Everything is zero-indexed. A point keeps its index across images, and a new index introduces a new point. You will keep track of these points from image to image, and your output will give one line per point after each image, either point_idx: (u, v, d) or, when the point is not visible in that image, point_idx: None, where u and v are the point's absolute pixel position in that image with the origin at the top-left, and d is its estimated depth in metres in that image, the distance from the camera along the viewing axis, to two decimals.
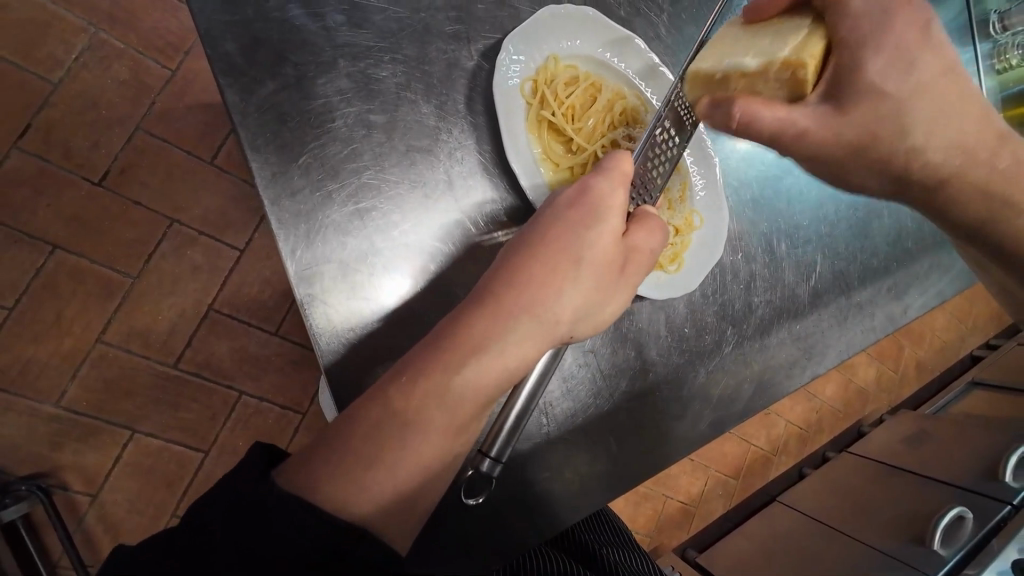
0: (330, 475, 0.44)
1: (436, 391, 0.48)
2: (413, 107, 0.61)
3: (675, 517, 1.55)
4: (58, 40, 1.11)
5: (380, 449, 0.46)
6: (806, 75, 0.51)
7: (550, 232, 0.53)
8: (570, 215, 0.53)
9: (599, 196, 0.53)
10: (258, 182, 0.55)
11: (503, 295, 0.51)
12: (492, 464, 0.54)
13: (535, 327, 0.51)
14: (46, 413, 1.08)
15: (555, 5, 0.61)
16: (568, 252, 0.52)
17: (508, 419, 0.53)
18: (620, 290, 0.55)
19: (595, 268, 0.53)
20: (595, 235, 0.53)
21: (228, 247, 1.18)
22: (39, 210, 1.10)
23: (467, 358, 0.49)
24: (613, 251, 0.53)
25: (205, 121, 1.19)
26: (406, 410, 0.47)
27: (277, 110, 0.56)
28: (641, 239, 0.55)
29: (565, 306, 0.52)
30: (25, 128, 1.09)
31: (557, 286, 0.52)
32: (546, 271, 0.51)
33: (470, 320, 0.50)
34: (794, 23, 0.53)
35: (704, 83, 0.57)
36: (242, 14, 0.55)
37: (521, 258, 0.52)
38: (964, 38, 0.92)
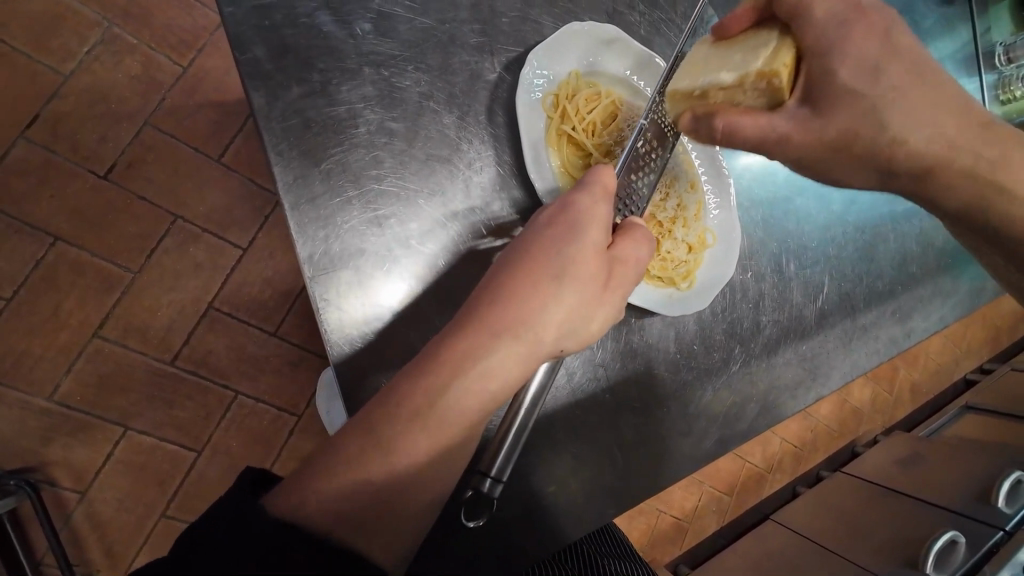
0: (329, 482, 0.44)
1: (431, 395, 0.47)
2: (435, 116, 0.61)
3: (668, 532, 1.55)
4: (71, 33, 1.11)
5: (371, 455, 0.46)
6: (782, 83, 0.51)
7: (530, 252, 0.53)
8: (549, 233, 0.53)
9: (581, 214, 0.53)
10: (280, 186, 0.55)
11: (485, 316, 0.50)
12: (494, 483, 0.53)
13: (521, 342, 0.50)
14: (39, 407, 1.07)
15: (579, 23, 0.62)
16: (548, 269, 0.52)
17: (515, 421, 0.54)
18: (606, 302, 0.54)
19: (579, 283, 0.52)
20: (575, 251, 0.52)
21: (231, 245, 1.18)
22: (43, 201, 1.09)
23: (460, 364, 0.49)
24: (597, 266, 0.53)
25: (214, 119, 1.18)
26: (403, 412, 0.47)
27: (301, 115, 0.56)
28: (626, 251, 0.55)
29: (548, 323, 0.51)
30: (33, 119, 1.09)
31: (540, 303, 0.51)
32: (526, 290, 0.51)
33: (452, 339, 0.49)
34: (762, 35, 0.54)
35: (683, 100, 0.57)
36: (271, 19, 0.55)
37: (502, 279, 0.52)
38: (969, 68, 0.94)
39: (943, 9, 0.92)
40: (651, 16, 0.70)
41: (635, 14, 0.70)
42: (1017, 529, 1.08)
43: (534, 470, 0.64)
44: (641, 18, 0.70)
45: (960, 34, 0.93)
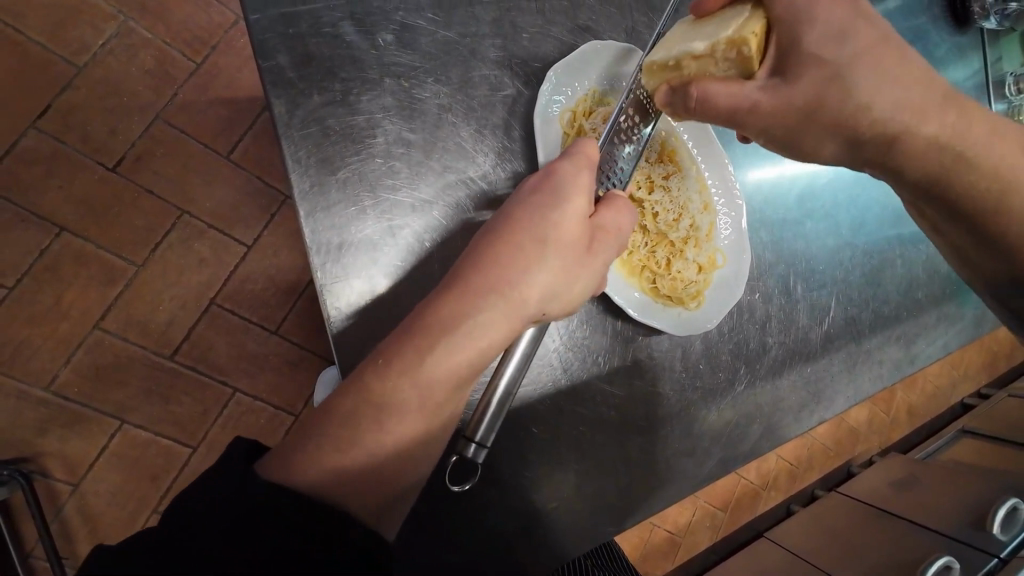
0: (315, 457, 0.44)
1: (413, 371, 0.47)
2: (452, 129, 0.61)
3: (661, 546, 1.57)
4: (87, 25, 1.11)
5: (352, 429, 0.46)
6: (751, 53, 0.50)
7: (514, 216, 0.53)
8: (533, 200, 0.53)
9: (563, 178, 0.53)
10: (296, 194, 0.55)
11: (470, 279, 0.50)
12: (477, 448, 0.54)
13: (504, 304, 0.50)
14: (36, 396, 1.07)
15: (594, 44, 0.62)
16: (531, 233, 0.52)
17: (498, 389, 0.53)
18: (590, 269, 0.55)
19: (561, 247, 0.53)
20: (559, 215, 0.53)
21: (236, 243, 1.18)
22: (50, 190, 1.09)
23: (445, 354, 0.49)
24: (580, 229, 0.53)
25: (226, 116, 1.19)
26: (388, 384, 0.47)
27: (322, 124, 0.56)
28: (610, 218, 0.56)
29: (531, 285, 0.51)
30: (44, 109, 1.09)
31: (525, 264, 0.52)
32: (510, 251, 0.51)
33: (438, 302, 0.50)
34: (735, 8, 0.53)
35: (659, 73, 0.56)
36: (296, 27, 0.55)
37: (489, 242, 0.53)
38: (978, 97, 0.95)
39: (955, 37, 0.93)
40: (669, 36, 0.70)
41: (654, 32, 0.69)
42: (1011, 557, 1.09)
43: (535, 487, 0.64)
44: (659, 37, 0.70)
45: (970, 63, 0.94)
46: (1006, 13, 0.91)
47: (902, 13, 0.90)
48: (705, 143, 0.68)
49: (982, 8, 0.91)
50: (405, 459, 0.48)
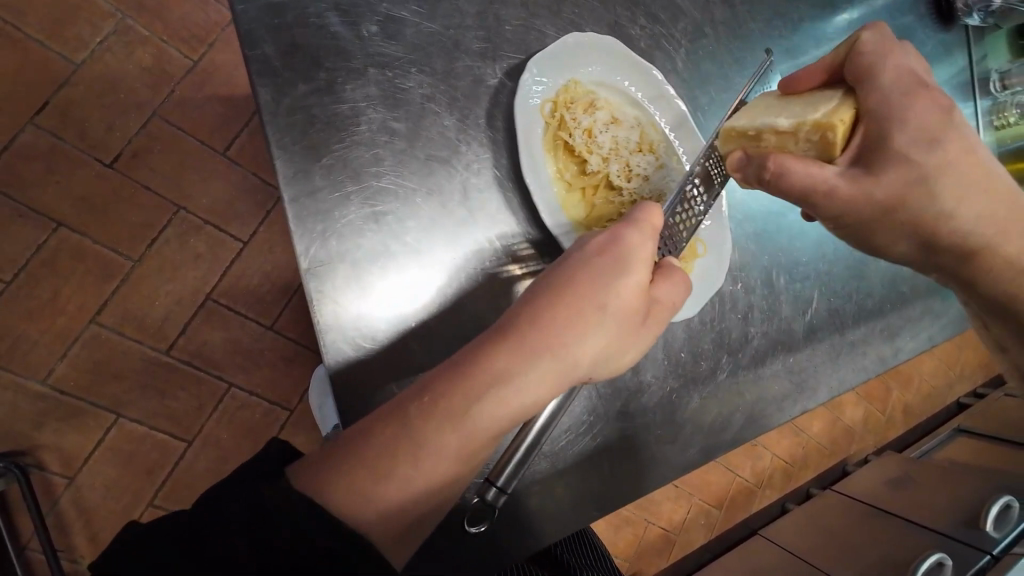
0: (350, 482, 0.42)
1: (465, 412, 0.45)
2: (436, 118, 0.62)
3: (655, 543, 1.59)
4: (86, 22, 1.13)
5: (390, 461, 0.43)
6: (835, 138, 0.54)
7: (578, 276, 0.51)
8: (597, 263, 0.51)
9: (629, 248, 0.52)
10: (282, 180, 0.56)
11: (530, 334, 0.48)
12: (497, 493, 0.56)
13: (558, 363, 0.49)
14: (33, 390, 1.08)
15: (578, 33, 0.63)
16: (592, 299, 0.50)
17: (524, 442, 0.54)
18: (640, 337, 0.54)
19: (618, 316, 0.51)
20: (622, 285, 0.51)
21: (232, 238, 1.19)
22: (49, 186, 1.10)
23: (492, 389, 0.46)
24: (638, 303, 0.52)
25: (222, 113, 1.20)
26: (432, 427, 0.44)
27: (306, 111, 0.57)
28: (663, 292, 0.55)
29: (585, 350, 0.50)
30: (42, 106, 1.10)
31: (579, 328, 0.50)
32: (571, 314, 0.50)
33: (496, 347, 0.48)
34: (824, 93, 0.57)
35: (737, 138, 0.60)
36: (282, 17, 0.57)
37: (547, 297, 0.50)
38: (965, 94, 0.96)
39: (940, 35, 0.95)
40: (652, 30, 0.72)
41: (637, 27, 0.71)
42: (1003, 553, 1.11)
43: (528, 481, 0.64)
44: (641, 31, 0.71)
45: (955, 62, 0.96)
46: (990, 10, 0.92)
47: (889, 11, 0.91)
48: (683, 133, 0.69)
49: (966, 5, 0.93)
50: (433, 499, 0.45)
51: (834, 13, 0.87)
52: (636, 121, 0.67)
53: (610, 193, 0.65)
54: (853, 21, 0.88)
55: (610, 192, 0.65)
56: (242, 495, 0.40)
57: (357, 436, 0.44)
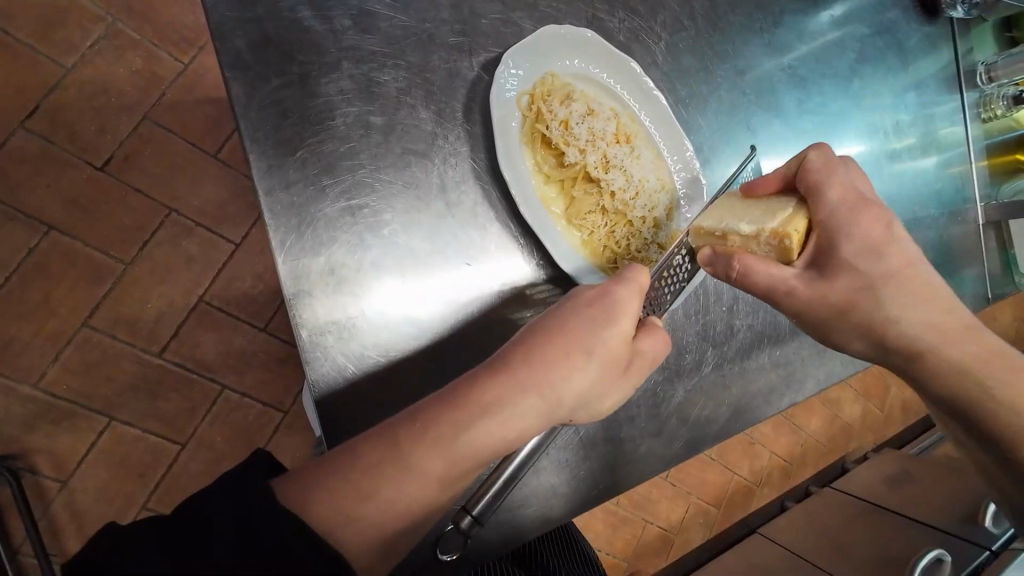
0: (340, 497, 0.41)
1: (454, 435, 0.45)
2: (412, 111, 0.62)
3: (653, 543, 1.58)
4: (74, 25, 1.13)
5: (375, 482, 0.42)
6: (791, 244, 0.56)
7: (565, 322, 0.52)
8: (584, 311, 0.52)
9: (617, 300, 0.53)
10: (255, 173, 0.56)
11: (519, 370, 0.49)
12: (472, 522, 0.58)
13: (542, 403, 0.49)
14: (24, 393, 1.08)
15: (554, 25, 0.63)
16: (578, 343, 0.51)
17: (502, 475, 0.57)
18: (621, 386, 0.54)
19: (601, 364, 0.52)
20: (607, 334, 0.52)
21: (223, 239, 1.19)
22: (40, 189, 1.11)
23: (489, 413, 0.47)
24: (621, 355, 0.52)
25: (213, 114, 1.20)
26: (422, 445, 0.44)
27: (279, 105, 0.57)
28: (646, 345, 0.55)
29: (569, 390, 0.50)
30: (32, 109, 1.10)
31: (565, 372, 0.50)
32: (557, 356, 0.50)
33: (485, 383, 0.48)
34: (778, 201, 0.59)
35: (704, 237, 0.60)
36: (254, 11, 0.57)
37: (535, 337, 0.51)
38: (951, 88, 0.97)
39: (924, 28, 0.95)
40: (630, 24, 0.72)
41: (615, 20, 0.71)
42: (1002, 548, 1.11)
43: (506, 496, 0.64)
44: (620, 25, 0.71)
45: (940, 55, 0.96)
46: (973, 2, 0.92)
47: (873, 5, 0.91)
48: (661, 122, 0.69)
49: None
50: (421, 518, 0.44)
51: (818, 7, 0.87)
52: (615, 113, 0.67)
53: (588, 186, 0.66)
54: (837, 16, 0.89)
55: (588, 184, 0.66)
56: (235, 487, 0.39)
57: (349, 450, 0.44)
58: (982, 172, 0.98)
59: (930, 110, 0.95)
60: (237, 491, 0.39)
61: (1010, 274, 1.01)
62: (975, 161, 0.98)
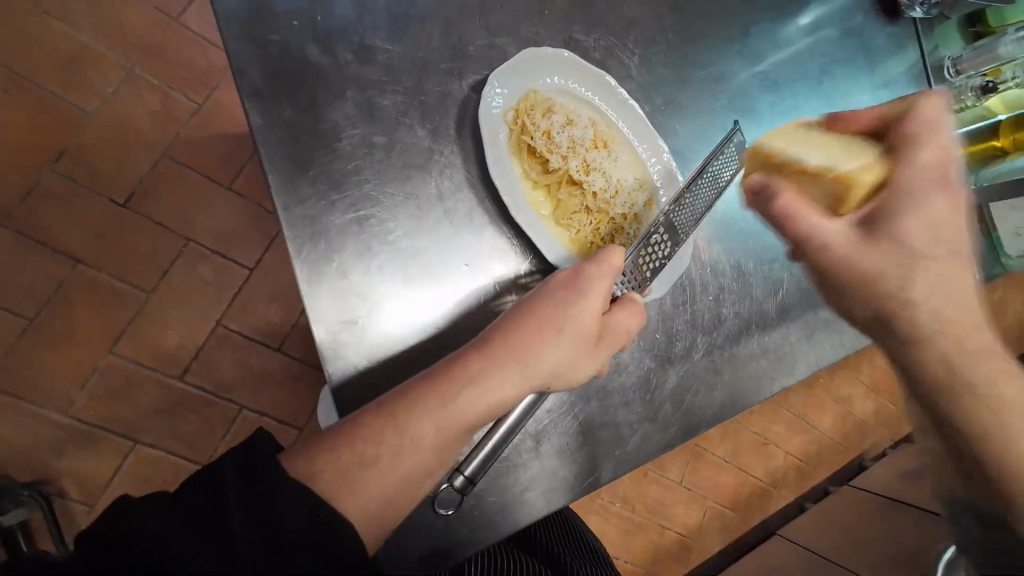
0: (338, 465, 0.46)
1: (445, 408, 0.51)
2: (410, 130, 0.68)
3: (672, 549, 1.60)
4: (97, 73, 1.22)
5: (385, 459, 0.47)
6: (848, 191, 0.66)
7: (540, 302, 0.57)
8: (557, 291, 0.58)
9: (587, 280, 0.58)
10: (272, 190, 0.62)
11: (497, 343, 0.55)
12: (465, 483, 0.59)
13: (520, 372, 0.55)
14: (53, 420, 1.13)
15: (535, 48, 0.69)
16: (551, 318, 0.56)
17: (490, 440, 0.59)
18: (595, 357, 0.59)
19: (574, 338, 0.57)
20: (579, 310, 0.57)
21: (238, 265, 1.26)
22: (67, 226, 1.18)
23: (468, 385, 0.52)
24: (592, 327, 0.57)
25: (226, 148, 1.28)
26: (414, 416, 0.50)
27: (292, 129, 0.64)
28: (619, 318, 0.61)
29: (545, 361, 0.56)
30: (60, 153, 1.19)
31: (540, 344, 0.56)
32: (533, 330, 0.56)
33: (466, 358, 0.54)
34: (864, 149, 0.68)
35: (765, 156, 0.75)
36: (266, 49, 0.63)
37: (514, 317, 0.57)
38: (920, 84, 1.02)
39: (889, 29, 1.01)
40: (605, 43, 0.78)
41: (591, 40, 0.77)
42: None
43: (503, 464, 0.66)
44: (596, 44, 0.78)
45: (907, 54, 1.02)
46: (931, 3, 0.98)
47: (839, 11, 0.97)
48: (639, 128, 0.74)
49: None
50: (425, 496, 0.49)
51: (785, 16, 0.93)
52: (593, 122, 0.73)
53: (572, 188, 0.71)
54: (807, 24, 0.95)
55: (572, 187, 0.71)
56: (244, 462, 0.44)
57: (348, 425, 0.49)
58: (960, 160, 1.02)
59: None
60: (243, 468, 0.44)
61: (998, 257, 1.03)
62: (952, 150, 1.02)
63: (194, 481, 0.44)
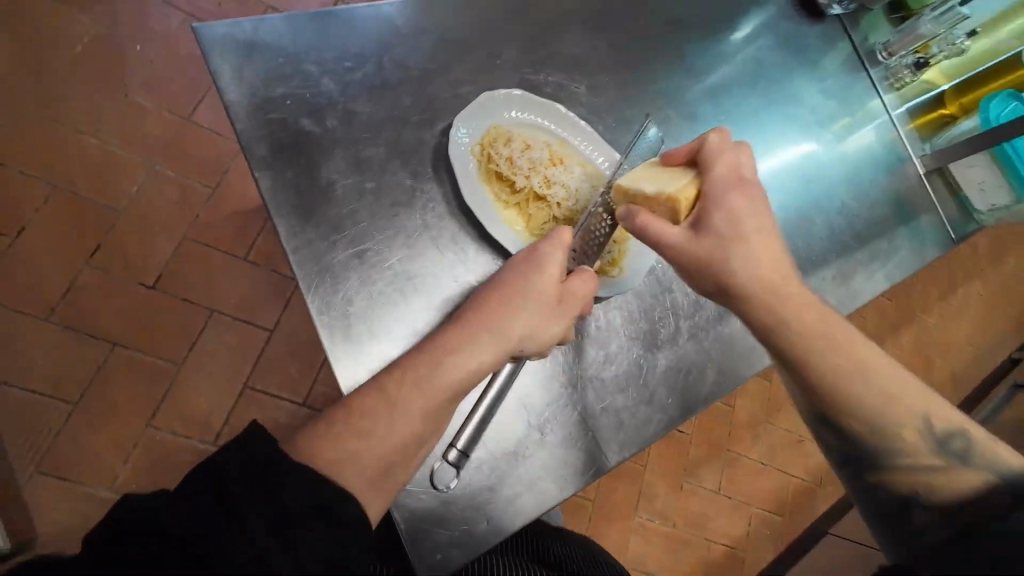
0: (330, 440, 0.51)
1: (437, 374, 0.56)
2: (394, 173, 0.78)
3: (721, 562, 1.57)
4: (125, 175, 1.37)
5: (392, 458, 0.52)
6: None
7: (501, 277, 0.64)
8: (515, 266, 0.64)
9: (542, 254, 0.64)
10: (283, 240, 0.71)
11: (466, 316, 0.61)
12: (459, 455, 0.65)
13: (490, 339, 0.60)
14: (101, 497, 1.19)
15: (490, 92, 0.80)
16: (513, 290, 0.62)
17: (476, 412, 0.65)
18: (558, 319, 0.64)
19: (536, 304, 0.62)
20: (537, 279, 0.63)
21: (261, 329, 1.36)
22: (105, 313, 1.30)
23: (445, 358, 0.58)
24: (551, 293, 0.63)
25: (240, 224, 1.41)
26: (402, 392, 0.55)
27: (294, 187, 0.74)
28: (575, 285, 0.66)
29: (512, 327, 0.61)
30: (95, 248, 1.32)
31: (505, 311, 0.61)
32: (497, 301, 0.61)
33: (440, 333, 0.60)
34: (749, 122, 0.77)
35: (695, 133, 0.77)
36: (267, 126, 0.74)
37: (480, 294, 0.63)
38: (857, 72, 1.12)
39: (816, 27, 1.11)
40: (555, 79, 0.89)
41: (541, 77, 0.89)
42: None
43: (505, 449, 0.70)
44: (547, 82, 0.89)
45: (840, 47, 1.12)
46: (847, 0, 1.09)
47: (767, 19, 1.08)
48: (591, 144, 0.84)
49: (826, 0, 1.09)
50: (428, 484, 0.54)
51: (719, 32, 1.03)
52: (550, 144, 0.82)
53: (539, 204, 0.79)
54: (745, 36, 1.05)
55: (539, 202, 0.79)
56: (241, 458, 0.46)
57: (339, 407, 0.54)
58: (911, 133, 1.11)
59: (846, 94, 1.10)
60: (243, 458, 0.46)
61: (970, 215, 1.09)
62: (901, 126, 1.11)
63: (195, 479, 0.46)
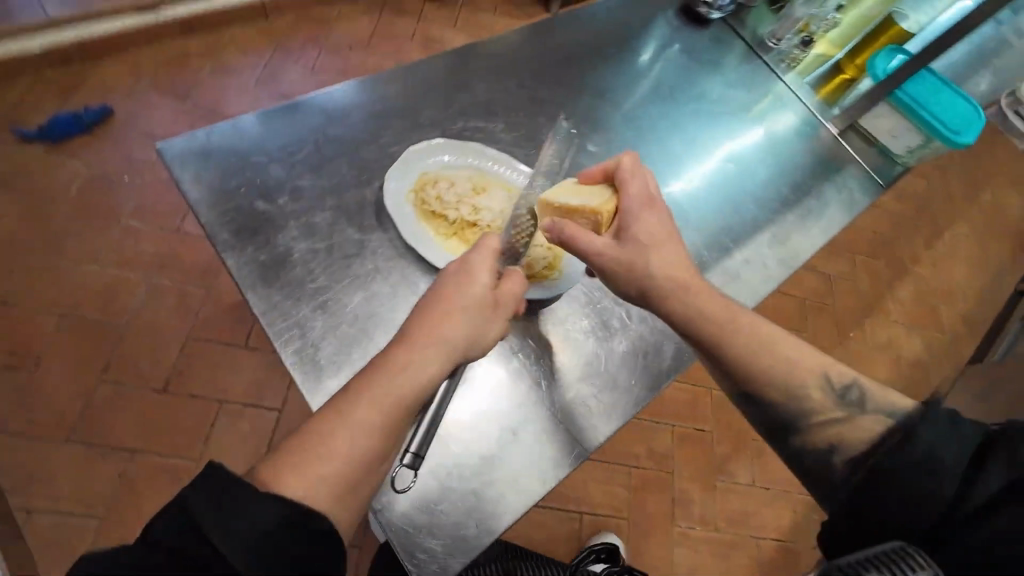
0: (293, 473, 0.55)
1: (386, 387, 0.62)
2: (343, 231, 0.87)
3: (775, 558, 1.51)
4: (127, 293, 1.49)
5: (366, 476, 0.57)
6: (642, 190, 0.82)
7: (438, 291, 0.69)
8: (449, 278, 0.70)
9: (472, 263, 0.71)
10: (253, 307, 0.79)
11: (411, 332, 0.66)
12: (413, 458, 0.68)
13: (435, 349, 0.65)
14: None
15: (413, 146, 0.91)
16: (450, 299, 0.68)
17: (428, 417, 0.70)
18: (496, 320, 0.70)
19: (473, 310, 0.68)
20: (471, 287, 0.69)
21: (269, 410, 1.42)
22: (121, 424, 1.36)
23: (397, 373, 0.63)
24: (486, 297, 0.69)
25: (236, 315, 1.51)
26: (358, 415, 0.60)
27: (256, 260, 0.83)
28: (507, 287, 0.72)
29: (454, 335, 0.66)
30: (106, 365, 1.41)
31: (446, 321, 0.67)
32: (436, 312, 0.67)
33: (390, 352, 0.65)
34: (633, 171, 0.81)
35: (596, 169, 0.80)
36: (228, 214, 0.85)
37: (421, 308, 0.69)
38: (753, 61, 1.24)
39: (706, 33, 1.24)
40: (476, 125, 1.01)
41: (462, 126, 1.00)
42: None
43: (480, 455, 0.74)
44: (469, 128, 1.00)
45: (731, 44, 1.24)
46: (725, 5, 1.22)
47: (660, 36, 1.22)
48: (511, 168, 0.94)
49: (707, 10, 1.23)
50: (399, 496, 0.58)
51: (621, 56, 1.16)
52: (474, 177, 0.93)
53: (474, 230, 0.89)
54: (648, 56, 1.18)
55: (474, 229, 0.89)
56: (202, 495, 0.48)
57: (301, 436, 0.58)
58: (817, 101, 1.20)
59: (747, 81, 1.21)
60: (201, 497, 0.48)
61: (892, 159, 1.16)
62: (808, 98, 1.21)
63: (158, 524, 0.48)
